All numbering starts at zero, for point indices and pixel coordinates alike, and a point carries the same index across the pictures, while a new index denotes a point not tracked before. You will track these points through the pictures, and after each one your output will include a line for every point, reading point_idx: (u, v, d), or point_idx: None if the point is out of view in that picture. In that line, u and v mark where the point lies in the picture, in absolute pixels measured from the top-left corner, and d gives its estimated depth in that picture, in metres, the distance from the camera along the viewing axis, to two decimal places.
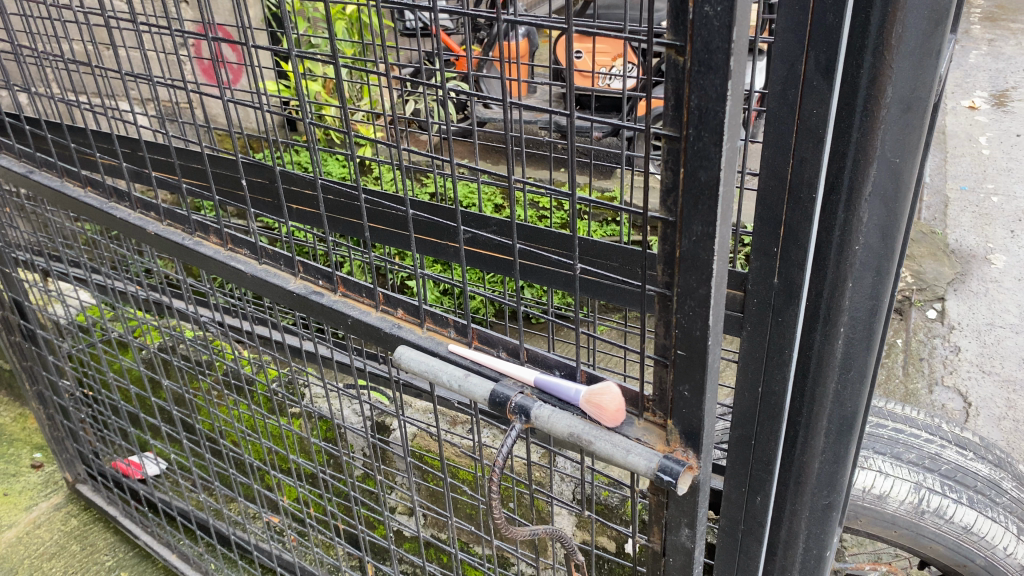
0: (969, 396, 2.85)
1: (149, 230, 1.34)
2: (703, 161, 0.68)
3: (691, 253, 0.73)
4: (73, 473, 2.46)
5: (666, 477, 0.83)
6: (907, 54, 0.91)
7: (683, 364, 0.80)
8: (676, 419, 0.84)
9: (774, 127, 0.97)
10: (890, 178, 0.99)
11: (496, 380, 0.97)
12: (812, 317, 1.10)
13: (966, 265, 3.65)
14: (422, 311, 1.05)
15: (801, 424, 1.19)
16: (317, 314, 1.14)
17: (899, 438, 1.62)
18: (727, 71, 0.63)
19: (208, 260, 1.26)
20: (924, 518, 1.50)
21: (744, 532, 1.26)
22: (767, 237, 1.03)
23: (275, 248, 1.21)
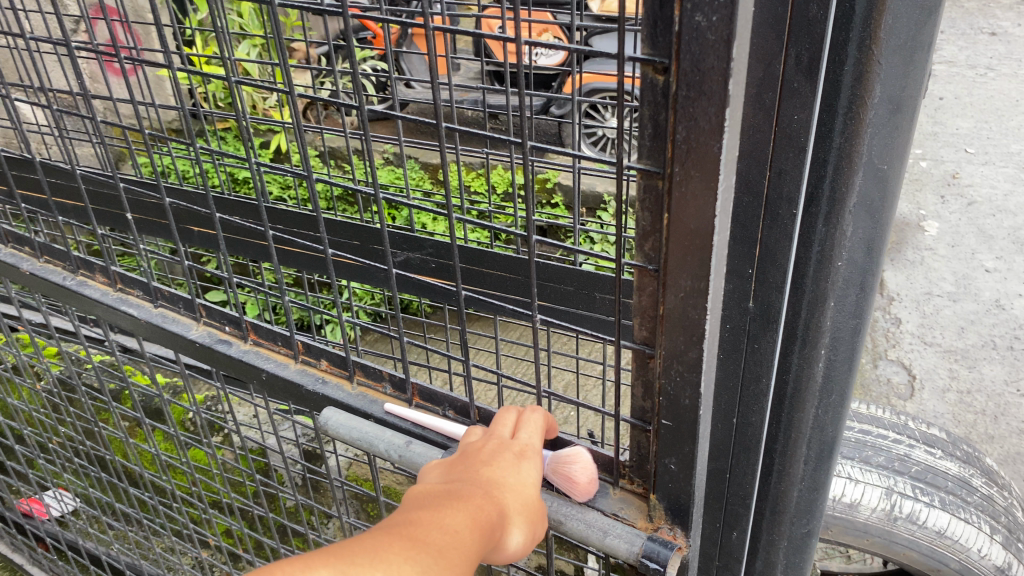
0: (913, 370, 2.84)
1: (22, 268, 1.15)
2: (692, 204, 0.56)
3: (678, 310, 0.61)
4: None
5: (652, 564, 0.71)
6: (895, 48, 0.78)
7: (668, 433, 0.68)
8: (660, 491, 0.72)
9: (748, 135, 0.83)
10: (877, 185, 0.87)
11: (442, 445, 0.83)
12: (789, 338, 0.99)
13: (900, 234, 3.66)
14: (351, 364, 0.89)
15: (776, 452, 1.07)
16: (226, 366, 0.97)
17: (865, 442, 1.54)
18: (724, 97, 0.50)
19: (94, 304, 1.08)
20: (897, 525, 1.42)
21: (718, 568, 1.15)
22: (740, 257, 0.90)
23: (173, 288, 1.04)
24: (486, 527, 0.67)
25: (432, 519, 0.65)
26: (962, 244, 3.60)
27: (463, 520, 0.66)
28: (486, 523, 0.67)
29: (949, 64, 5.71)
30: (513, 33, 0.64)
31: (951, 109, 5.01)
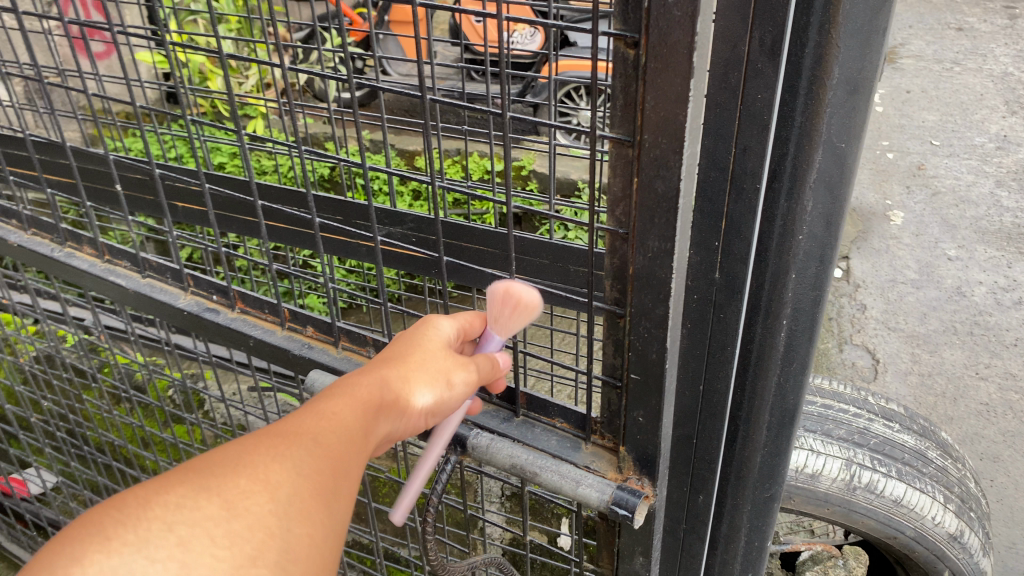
0: (877, 353, 2.93)
1: (11, 241, 1.17)
2: (660, 170, 0.61)
3: (646, 270, 0.66)
4: None
5: (621, 511, 0.75)
6: (853, 33, 0.82)
7: (637, 388, 0.73)
8: (629, 444, 0.77)
9: (714, 114, 0.88)
10: (836, 164, 0.91)
11: None
12: (753, 310, 1.04)
13: (867, 223, 3.76)
14: (336, 330, 0.93)
15: (741, 419, 1.13)
16: (213, 334, 1.01)
17: (828, 415, 1.61)
18: (689, 69, 0.54)
19: (82, 275, 1.10)
20: (857, 494, 1.49)
21: (686, 530, 1.22)
22: (708, 231, 0.96)
23: (160, 259, 1.06)
24: (351, 436, 0.69)
25: (297, 429, 0.67)
26: (926, 233, 3.70)
27: (330, 430, 0.68)
28: (352, 429, 0.70)
29: (916, 57, 5.83)
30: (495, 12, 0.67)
31: (919, 102, 5.13)
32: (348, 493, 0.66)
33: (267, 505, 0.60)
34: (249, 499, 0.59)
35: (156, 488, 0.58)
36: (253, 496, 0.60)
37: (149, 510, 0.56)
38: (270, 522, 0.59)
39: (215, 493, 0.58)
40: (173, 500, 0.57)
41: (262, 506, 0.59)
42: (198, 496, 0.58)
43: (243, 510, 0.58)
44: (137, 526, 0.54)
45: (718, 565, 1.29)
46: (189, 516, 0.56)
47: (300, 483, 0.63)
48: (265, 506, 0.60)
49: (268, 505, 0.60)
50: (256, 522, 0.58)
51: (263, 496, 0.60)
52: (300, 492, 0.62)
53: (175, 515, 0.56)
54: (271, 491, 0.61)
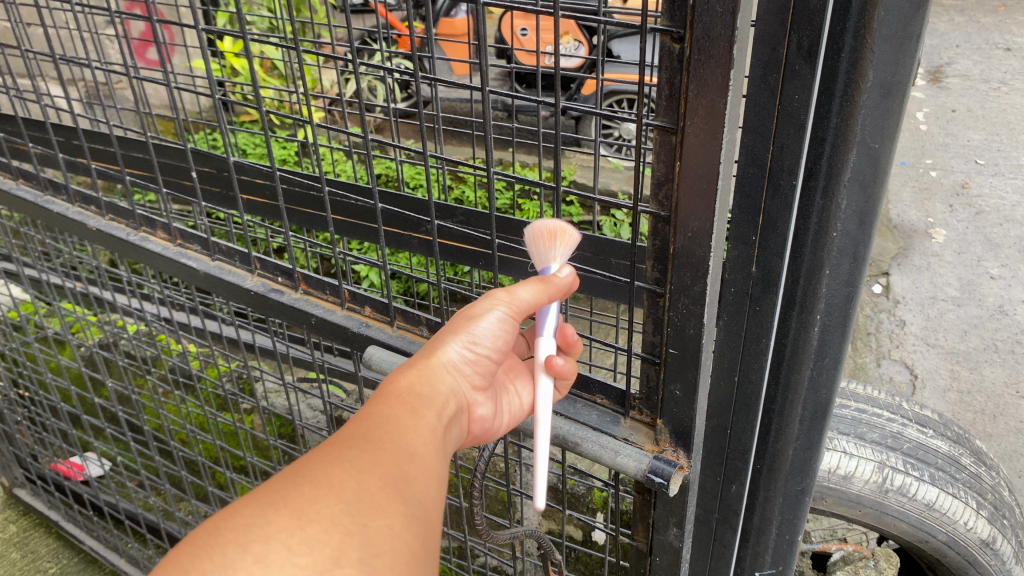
0: (915, 369, 2.93)
1: (89, 225, 1.26)
2: (701, 156, 0.66)
3: (686, 250, 0.71)
4: (9, 476, 2.27)
5: (657, 479, 0.81)
6: (887, 38, 0.85)
7: (674, 362, 0.78)
8: (666, 417, 0.82)
9: (754, 114, 0.93)
10: (870, 164, 0.93)
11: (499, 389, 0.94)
12: (788, 304, 1.07)
13: (908, 240, 3.76)
14: (392, 309, 1.00)
15: (773, 412, 1.15)
16: (277, 312, 1.08)
17: (861, 419, 1.64)
18: (729, 59, 0.60)
19: (155, 257, 1.19)
20: (888, 497, 1.52)
21: (718, 520, 1.25)
22: (746, 225, 1.01)
23: (229, 243, 1.14)
24: (402, 420, 0.70)
25: (348, 435, 0.67)
26: (968, 251, 3.68)
27: (380, 424, 0.69)
28: (401, 415, 0.70)
29: (963, 77, 5.80)
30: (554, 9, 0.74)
31: (964, 121, 5.11)
32: (420, 475, 0.66)
33: (337, 506, 0.60)
34: (318, 504, 0.59)
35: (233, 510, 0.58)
36: (320, 500, 0.59)
37: (219, 537, 0.56)
38: (344, 521, 0.59)
39: (282, 506, 0.58)
40: (242, 522, 0.57)
41: (332, 508, 0.59)
42: (266, 513, 0.58)
43: (314, 515, 0.58)
44: (213, 549, 0.55)
45: (749, 558, 1.31)
46: (260, 533, 0.56)
47: (366, 481, 0.62)
48: (336, 507, 0.59)
49: (339, 506, 0.60)
50: (329, 523, 0.58)
51: (332, 499, 0.60)
52: (367, 488, 0.62)
53: (247, 535, 0.56)
54: (338, 492, 0.61)
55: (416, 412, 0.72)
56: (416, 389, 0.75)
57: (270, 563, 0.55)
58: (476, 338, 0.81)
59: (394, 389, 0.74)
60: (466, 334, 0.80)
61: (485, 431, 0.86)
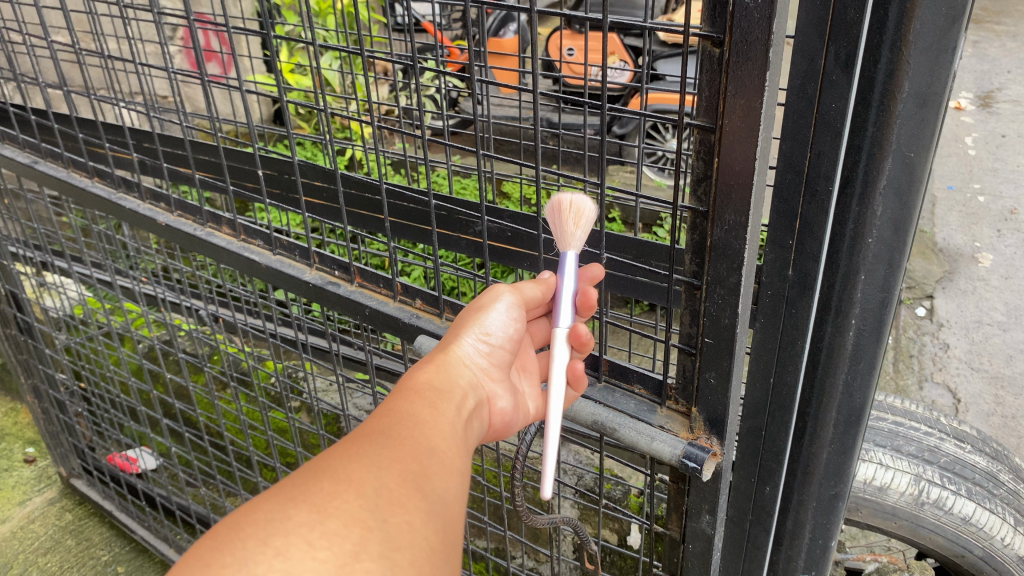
0: (957, 393, 2.96)
1: (159, 220, 1.36)
2: (737, 152, 0.71)
3: (722, 242, 0.76)
4: (67, 467, 2.43)
5: (691, 464, 0.86)
6: (923, 50, 0.86)
7: (710, 351, 0.83)
8: (701, 405, 0.87)
9: (792, 121, 0.95)
10: (905, 172, 0.93)
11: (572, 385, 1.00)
12: (824, 308, 1.06)
13: (953, 264, 3.78)
14: (441, 302, 1.07)
15: (808, 416, 1.14)
16: (333, 303, 1.16)
17: (898, 432, 1.70)
18: (765, 63, 0.65)
19: (220, 251, 1.28)
20: (924, 509, 1.57)
21: (751, 521, 1.25)
22: (782, 229, 1.02)
23: (290, 239, 1.24)
24: (421, 415, 0.74)
25: (369, 430, 0.70)
26: (1016, 277, 3.70)
27: (400, 420, 0.72)
28: (420, 412, 0.74)
29: (1013, 102, 5.79)
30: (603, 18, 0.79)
31: (1014, 145, 5.09)
32: (439, 471, 0.69)
33: (357, 502, 0.61)
34: (338, 499, 0.61)
35: (252, 506, 0.60)
36: (340, 496, 0.61)
37: (240, 531, 0.57)
38: (364, 516, 0.61)
39: (303, 502, 0.60)
40: (262, 517, 0.59)
41: (352, 504, 0.61)
42: (286, 507, 0.60)
43: (334, 509, 0.60)
44: (234, 540, 0.56)
45: (781, 562, 1.30)
46: (279, 528, 0.58)
47: (385, 478, 0.65)
48: (355, 502, 0.61)
49: (357, 501, 0.61)
50: (349, 518, 0.60)
51: (351, 494, 0.62)
52: (387, 484, 0.64)
53: (267, 529, 0.58)
54: (357, 488, 0.62)
55: (434, 408, 0.76)
56: (433, 382, 0.80)
57: (290, 556, 0.56)
58: (486, 330, 0.90)
59: (413, 387, 0.79)
60: (476, 328, 0.89)
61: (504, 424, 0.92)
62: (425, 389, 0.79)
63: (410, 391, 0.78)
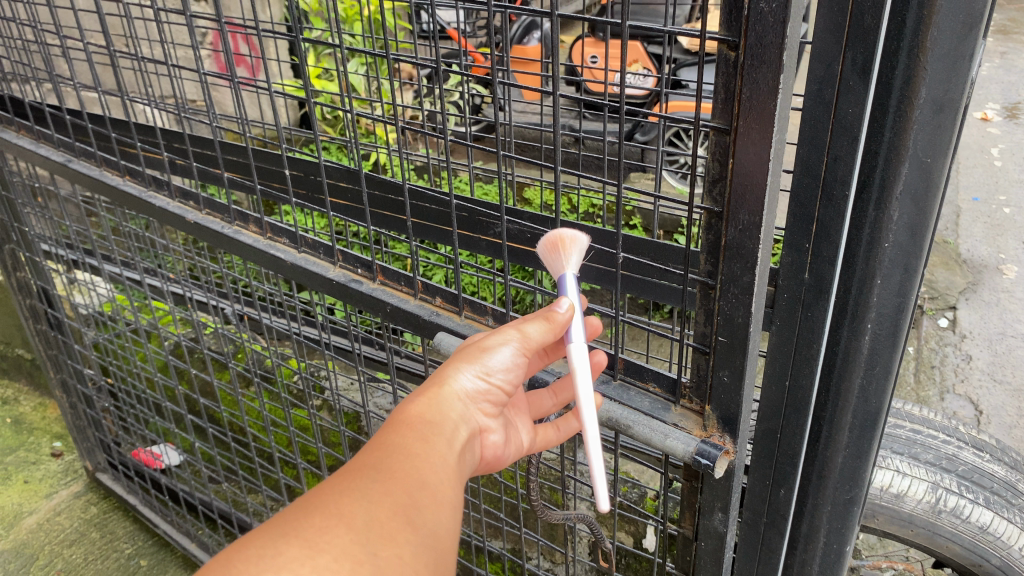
0: (980, 404, 3.16)
1: (188, 218, 1.42)
2: (751, 152, 0.72)
3: (737, 241, 0.78)
4: (93, 462, 2.50)
5: (703, 461, 0.88)
6: (941, 57, 0.85)
7: (724, 350, 0.84)
8: (715, 404, 0.89)
9: (809, 126, 0.94)
10: (921, 178, 0.92)
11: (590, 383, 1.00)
12: (839, 312, 1.03)
13: (977, 275, 4.01)
14: (460, 299, 1.09)
15: (824, 419, 1.10)
16: (355, 300, 1.20)
17: (915, 440, 1.77)
18: (779, 65, 0.67)
19: (247, 248, 1.33)
20: (941, 518, 1.65)
21: (766, 525, 1.20)
22: (799, 232, 1.00)
23: (314, 237, 1.28)
24: (413, 449, 0.71)
25: (360, 464, 0.68)
26: None
27: (391, 453, 0.70)
28: (413, 445, 0.71)
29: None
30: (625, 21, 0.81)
31: None
32: (432, 505, 0.67)
33: (348, 536, 0.61)
34: (329, 534, 0.60)
35: (238, 545, 0.59)
36: (331, 530, 0.61)
37: (229, 567, 0.56)
38: (356, 551, 0.60)
39: (293, 537, 0.59)
40: (252, 552, 0.58)
41: (343, 538, 0.60)
42: (276, 543, 0.59)
43: (325, 545, 0.59)
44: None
45: (795, 567, 1.25)
46: (270, 564, 0.57)
47: (376, 510, 0.64)
48: (347, 536, 0.61)
49: (349, 535, 0.61)
50: (341, 552, 0.59)
51: (342, 529, 0.61)
52: (378, 518, 0.63)
53: (256, 564, 0.57)
54: (348, 522, 0.62)
55: (426, 441, 0.73)
56: (426, 417, 0.75)
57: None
58: (488, 369, 0.81)
59: (405, 417, 0.75)
60: (476, 365, 0.81)
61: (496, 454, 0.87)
62: (417, 422, 0.75)
63: (401, 422, 0.75)
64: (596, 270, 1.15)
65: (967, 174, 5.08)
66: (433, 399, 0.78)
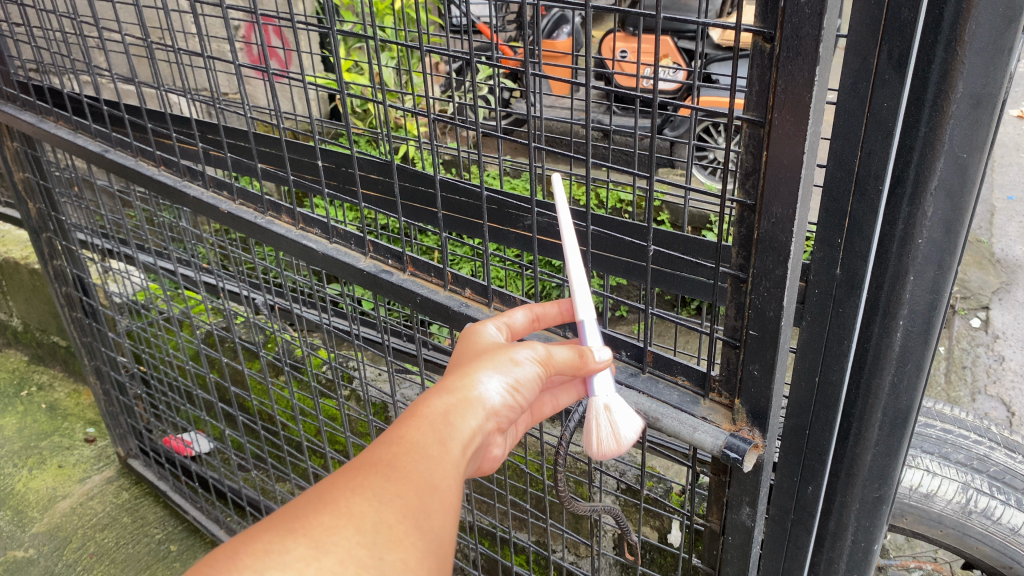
0: (1012, 405, 3.16)
1: (222, 208, 1.44)
2: (785, 145, 0.72)
3: (769, 234, 0.77)
4: (126, 448, 2.55)
5: (732, 454, 0.88)
6: (980, 50, 0.84)
7: (754, 343, 0.84)
8: (744, 398, 0.89)
9: (844, 120, 0.93)
10: (957, 173, 0.91)
11: (620, 380, 1.00)
12: (870, 309, 1.02)
13: (1011, 275, 3.97)
14: (490, 291, 1.10)
15: (854, 416, 1.09)
16: (385, 290, 1.22)
17: (946, 439, 1.77)
18: (815, 57, 0.67)
19: (280, 238, 1.35)
20: (972, 518, 1.65)
21: (793, 522, 1.18)
22: (831, 227, 0.98)
23: (345, 228, 1.29)
24: (428, 452, 0.70)
25: (374, 458, 0.68)
26: None
27: (407, 449, 0.69)
28: (430, 447, 0.70)
29: None
30: (668, 12, 0.81)
31: None
32: (441, 507, 0.67)
33: (355, 538, 0.61)
34: (336, 534, 0.61)
35: (246, 537, 0.60)
36: (338, 531, 0.62)
37: (236, 562, 0.58)
38: (360, 554, 0.61)
39: (301, 534, 0.61)
40: (259, 547, 0.59)
41: (349, 539, 0.61)
42: (284, 539, 0.60)
43: (331, 546, 0.60)
44: (229, 572, 0.57)
45: (822, 564, 1.24)
46: (275, 561, 0.59)
47: (387, 512, 0.64)
48: (353, 538, 0.61)
49: (355, 537, 0.61)
50: (346, 554, 0.60)
51: (350, 530, 0.62)
52: (387, 520, 0.64)
53: (263, 561, 0.58)
54: (356, 522, 0.62)
55: (444, 445, 0.71)
56: (449, 420, 0.74)
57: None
58: (516, 380, 0.80)
59: (427, 415, 0.73)
60: (504, 373, 0.80)
61: (489, 458, 0.86)
62: (437, 421, 0.73)
63: (420, 417, 0.73)
64: (625, 263, 1.12)
65: (1003, 173, 5.02)
66: (458, 399, 0.76)
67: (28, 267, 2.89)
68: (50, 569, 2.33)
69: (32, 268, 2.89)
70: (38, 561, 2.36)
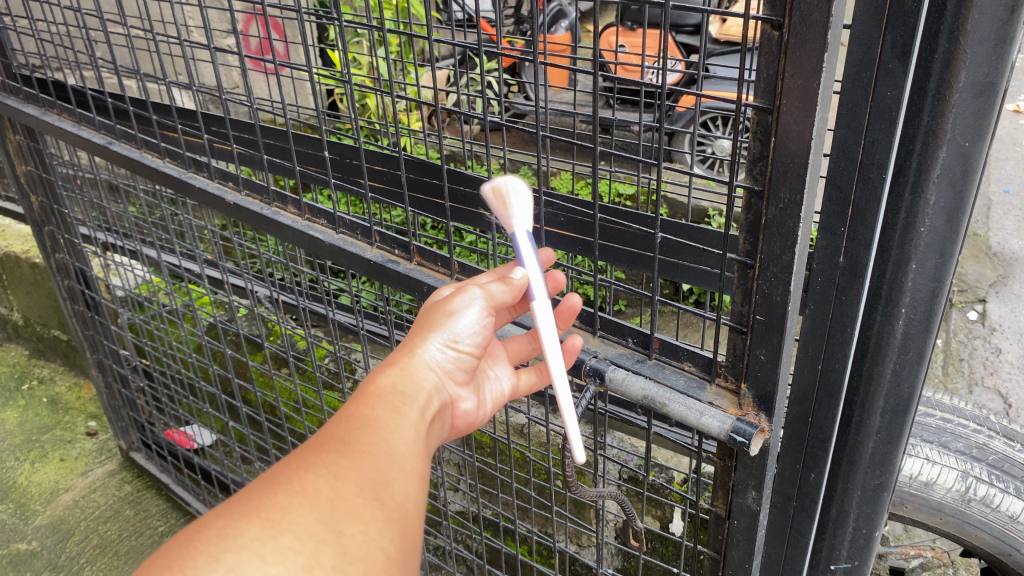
0: (1008, 397, 3.20)
1: (227, 199, 1.45)
2: (794, 131, 0.74)
3: (777, 220, 0.79)
4: (128, 440, 2.57)
5: (739, 438, 0.89)
6: (983, 40, 0.85)
7: (761, 328, 0.86)
8: (750, 382, 0.90)
9: (847, 108, 0.92)
10: (959, 162, 0.92)
11: (628, 367, 1.02)
12: (873, 297, 1.02)
13: (1007, 268, 4.00)
14: None
15: (855, 404, 1.09)
16: (392, 279, 1.23)
17: (946, 428, 1.79)
18: (822, 43, 0.68)
19: (286, 229, 1.36)
20: (971, 505, 1.69)
21: (795, 509, 1.18)
22: (835, 215, 0.98)
23: (353, 218, 1.30)
24: (382, 421, 0.74)
25: (329, 438, 0.71)
26: None
27: (358, 425, 0.73)
28: (381, 416, 0.74)
29: None
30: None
31: None
32: (399, 477, 0.70)
33: (312, 514, 0.63)
34: (292, 513, 0.63)
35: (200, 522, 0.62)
36: (294, 509, 0.63)
37: (191, 550, 0.60)
38: (319, 530, 0.62)
39: (255, 515, 0.62)
40: (213, 533, 0.61)
41: (307, 517, 0.63)
42: (238, 522, 0.62)
43: (288, 524, 0.62)
44: (185, 559, 0.59)
45: (823, 552, 1.24)
46: (230, 543, 0.60)
47: (342, 488, 0.66)
48: (310, 514, 0.63)
49: (312, 514, 0.63)
50: (304, 532, 0.62)
51: (306, 507, 0.64)
52: (344, 495, 0.66)
53: (218, 545, 0.60)
54: (312, 500, 0.64)
55: (397, 411, 0.76)
56: (398, 388, 0.79)
57: (242, 572, 0.58)
58: (455, 335, 0.88)
59: (374, 390, 0.78)
60: (444, 333, 0.87)
61: (461, 418, 0.94)
62: (387, 393, 0.78)
63: (373, 394, 0.78)
64: (630, 252, 1.13)
65: (999, 166, 5.05)
66: (403, 368, 0.82)
67: (29, 261, 2.90)
68: (55, 562, 2.34)
69: (33, 261, 2.89)
70: (42, 553, 2.37)
